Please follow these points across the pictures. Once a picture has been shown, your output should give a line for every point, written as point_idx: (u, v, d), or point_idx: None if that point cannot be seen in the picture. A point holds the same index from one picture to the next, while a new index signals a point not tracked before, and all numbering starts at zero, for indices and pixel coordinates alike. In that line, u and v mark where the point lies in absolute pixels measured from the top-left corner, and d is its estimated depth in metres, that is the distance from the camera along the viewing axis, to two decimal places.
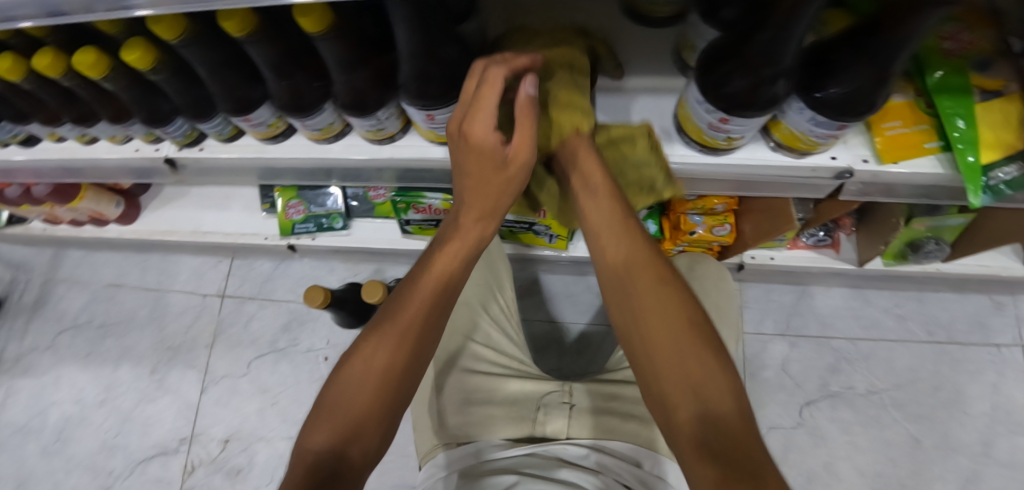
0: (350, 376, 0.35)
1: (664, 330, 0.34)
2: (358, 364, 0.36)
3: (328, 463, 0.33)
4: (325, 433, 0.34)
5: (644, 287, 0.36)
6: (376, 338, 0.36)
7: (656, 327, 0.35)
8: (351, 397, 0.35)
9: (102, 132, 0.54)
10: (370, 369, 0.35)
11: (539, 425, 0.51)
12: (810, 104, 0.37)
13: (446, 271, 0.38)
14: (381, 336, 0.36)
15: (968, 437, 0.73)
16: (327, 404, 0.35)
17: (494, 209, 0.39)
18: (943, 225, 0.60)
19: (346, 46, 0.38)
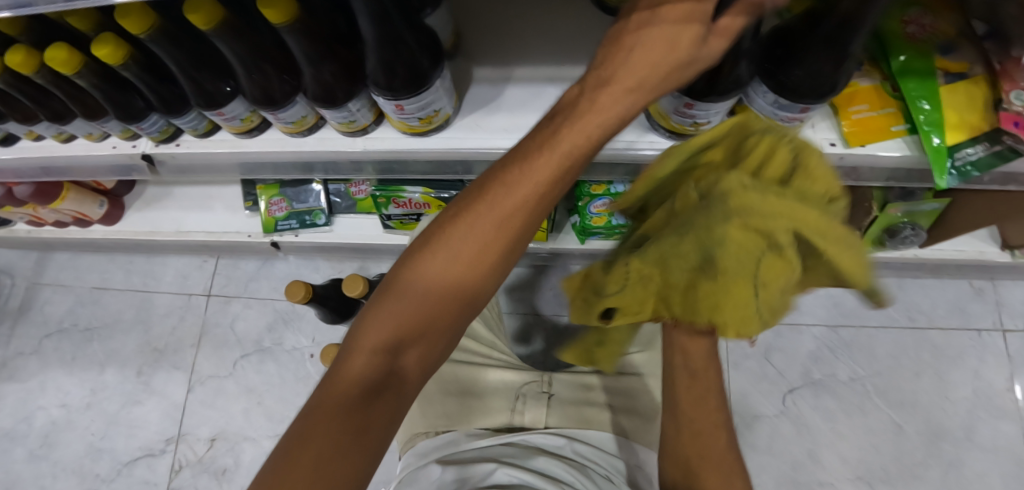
0: (420, 275, 0.27)
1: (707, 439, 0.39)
2: (433, 262, 0.27)
3: (380, 376, 0.26)
4: (371, 347, 0.27)
5: (702, 386, 0.40)
6: (461, 226, 0.27)
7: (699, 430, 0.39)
8: (417, 304, 0.27)
9: (79, 130, 0.55)
10: (441, 277, 0.27)
11: (518, 414, 0.51)
12: (772, 87, 0.37)
13: (564, 161, 0.25)
14: (470, 225, 0.26)
15: (951, 423, 0.74)
16: (384, 306, 0.27)
17: (657, 81, 0.23)
18: (918, 211, 0.60)
19: (312, 38, 0.39)
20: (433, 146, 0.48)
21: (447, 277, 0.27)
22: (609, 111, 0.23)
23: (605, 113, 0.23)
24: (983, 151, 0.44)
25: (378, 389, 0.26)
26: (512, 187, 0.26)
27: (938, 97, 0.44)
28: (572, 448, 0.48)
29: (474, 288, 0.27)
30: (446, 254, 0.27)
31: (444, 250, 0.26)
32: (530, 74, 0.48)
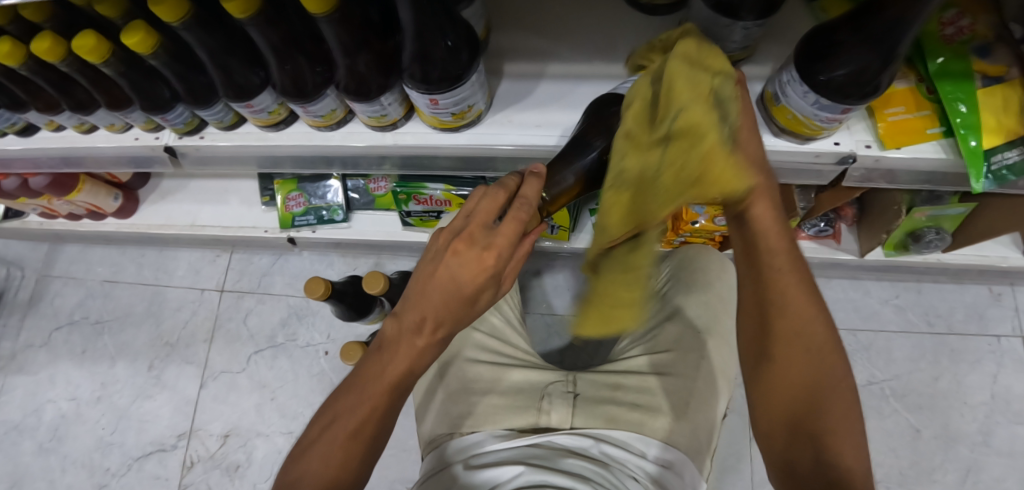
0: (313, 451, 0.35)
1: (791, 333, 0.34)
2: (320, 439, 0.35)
3: None
4: None
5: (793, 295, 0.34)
6: (339, 412, 0.35)
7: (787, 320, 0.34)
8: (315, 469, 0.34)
9: (101, 120, 0.54)
10: (325, 463, 0.34)
11: (544, 415, 0.50)
12: (815, 87, 0.37)
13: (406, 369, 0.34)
14: (344, 408, 0.35)
15: (969, 427, 0.73)
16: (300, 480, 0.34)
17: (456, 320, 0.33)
18: (943, 215, 0.60)
19: (348, 30, 0.38)
20: (466, 142, 0.47)
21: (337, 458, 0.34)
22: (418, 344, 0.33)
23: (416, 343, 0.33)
24: (1019, 156, 0.44)
25: None
26: (359, 403, 0.34)
27: (975, 99, 0.43)
28: (600, 448, 0.47)
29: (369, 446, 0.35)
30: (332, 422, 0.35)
31: (331, 436, 0.35)
32: (562, 69, 0.48)
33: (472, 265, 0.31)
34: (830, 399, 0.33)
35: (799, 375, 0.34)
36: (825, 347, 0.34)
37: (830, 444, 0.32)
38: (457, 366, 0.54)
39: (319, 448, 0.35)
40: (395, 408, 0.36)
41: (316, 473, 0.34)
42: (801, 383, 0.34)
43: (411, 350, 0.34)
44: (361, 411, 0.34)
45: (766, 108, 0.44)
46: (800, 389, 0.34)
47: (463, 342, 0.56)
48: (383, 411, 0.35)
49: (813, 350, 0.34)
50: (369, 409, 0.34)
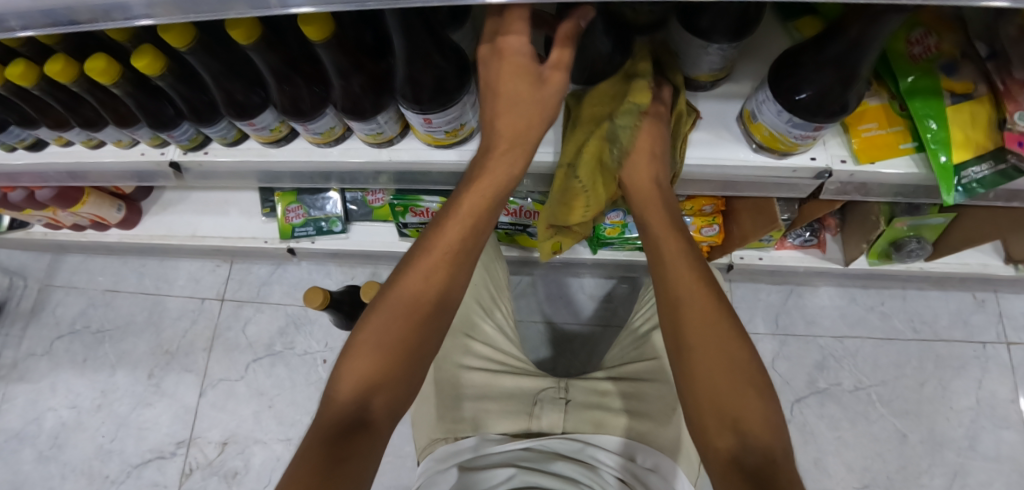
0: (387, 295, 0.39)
1: (712, 354, 0.36)
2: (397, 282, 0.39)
3: (355, 410, 0.35)
4: (354, 383, 0.36)
5: (712, 318, 0.38)
6: (414, 256, 0.40)
7: (704, 343, 0.37)
8: (388, 323, 0.38)
9: (108, 136, 0.56)
10: (403, 300, 0.38)
11: (535, 419, 0.51)
12: (786, 106, 0.39)
13: (483, 195, 0.41)
14: (419, 249, 0.40)
15: (954, 432, 0.75)
16: (352, 348, 0.38)
17: (522, 143, 0.40)
18: (923, 224, 0.62)
19: (344, 53, 0.41)
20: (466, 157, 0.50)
21: (411, 290, 0.39)
22: (506, 161, 0.40)
23: (502, 165, 0.40)
24: (987, 169, 0.46)
25: (357, 424, 0.34)
26: (422, 270, 0.39)
27: (944, 116, 0.45)
28: (588, 453, 0.48)
29: (423, 329, 0.38)
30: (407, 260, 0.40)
31: (408, 273, 0.39)
32: None
33: (512, 73, 0.38)
34: (758, 422, 0.33)
35: (740, 396, 0.34)
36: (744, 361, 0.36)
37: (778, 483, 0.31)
38: (449, 371, 0.54)
39: (371, 325, 0.38)
40: (467, 251, 0.41)
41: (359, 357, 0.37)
42: (760, 422, 0.33)
43: (496, 176, 0.40)
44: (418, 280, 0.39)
45: (744, 125, 0.46)
46: (723, 400, 0.35)
47: (455, 348, 0.56)
48: (446, 274, 0.40)
49: (732, 369, 0.35)
50: (445, 250, 0.40)
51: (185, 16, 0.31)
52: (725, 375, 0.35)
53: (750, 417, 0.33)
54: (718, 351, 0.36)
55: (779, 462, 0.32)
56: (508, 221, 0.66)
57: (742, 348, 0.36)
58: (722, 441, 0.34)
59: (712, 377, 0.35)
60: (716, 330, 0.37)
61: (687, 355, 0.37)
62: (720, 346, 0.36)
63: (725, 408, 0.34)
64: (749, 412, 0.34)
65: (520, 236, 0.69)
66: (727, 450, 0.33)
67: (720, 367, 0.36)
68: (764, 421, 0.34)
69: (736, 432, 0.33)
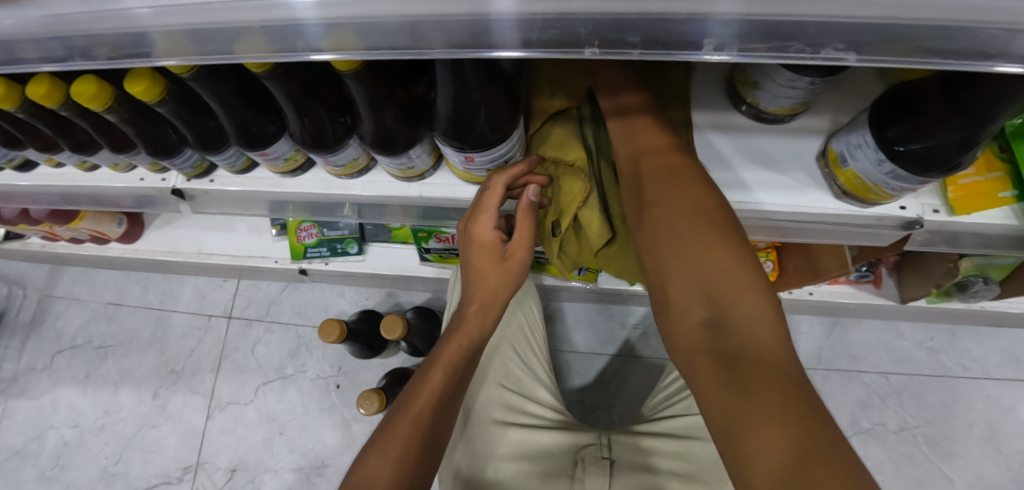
0: (370, 446, 0.41)
1: (682, 215, 0.35)
2: (381, 434, 0.41)
3: None
4: None
5: (686, 188, 0.35)
6: (397, 414, 0.42)
7: (672, 206, 0.35)
8: (377, 468, 0.38)
9: (104, 160, 0.50)
10: (388, 448, 0.39)
11: (578, 483, 0.47)
12: (890, 157, 0.34)
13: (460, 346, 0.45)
14: (400, 404, 0.43)
15: (1003, 477, 0.71)
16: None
17: (493, 302, 0.46)
18: (991, 263, 0.57)
19: (376, 84, 0.35)
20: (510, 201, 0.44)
21: (400, 435, 0.40)
22: (478, 321, 0.46)
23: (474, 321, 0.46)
24: None
25: None
26: (404, 419, 0.41)
27: None
28: None
29: (417, 467, 0.40)
30: (392, 416, 0.42)
31: (392, 426, 0.41)
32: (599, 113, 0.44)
33: (481, 256, 0.44)
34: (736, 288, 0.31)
35: (720, 267, 0.32)
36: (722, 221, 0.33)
37: (755, 349, 0.29)
38: (482, 427, 0.51)
39: (361, 472, 0.39)
40: (449, 399, 0.44)
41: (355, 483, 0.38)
42: (747, 292, 0.31)
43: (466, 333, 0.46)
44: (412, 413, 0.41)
45: (827, 166, 0.41)
46: (695, 265, 0.33)
47: (489, 400, 0.52)
48: (429, 420, 0.42)
49: (708, 244, 0.33)
50: (425, 399, 0.42)
51: (189, 58, 0.28)
52: (697, 241, 0.33)
53: (727, 282, 0.32)
54: (687, 228, 0.34)
55: (762, 339, 0.29)
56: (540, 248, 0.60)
57: (718, 212, 0.34)
58: (694, 316, 0.32)
59: (683, 241, 0.34)
60: (688, 190, 0.35)
61: (658, 239, 0.35)
62: (691, 207, 0.35)
63: (700, 277, 0.33)
64: (732, 279, 0.32)
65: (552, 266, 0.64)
66: (701, 326, 0.32)
67: (692, 241, 0.34)
68: (753, 293, 0.31)
69: (715, 306, 0.32)
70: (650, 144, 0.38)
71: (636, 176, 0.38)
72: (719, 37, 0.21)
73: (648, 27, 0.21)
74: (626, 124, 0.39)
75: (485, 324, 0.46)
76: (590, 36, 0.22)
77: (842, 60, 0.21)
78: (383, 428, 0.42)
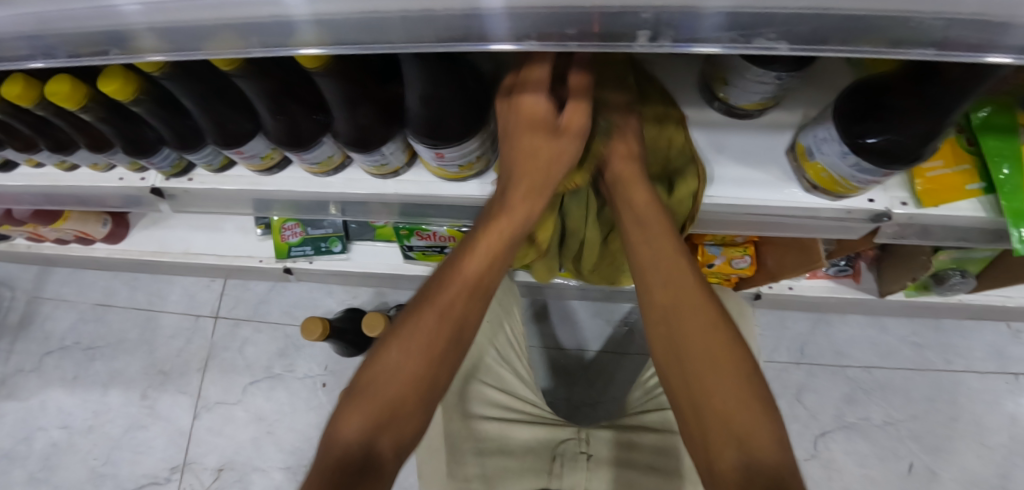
0: (385, 344, 0.34)
1: (700, 345, 0.34)
2: (396, 330, 0.34)
3: (359, 457, 0.31)
4: (357, 424, 0.31)
5: (699, 312, 0.35)
6: (413, 310, 0.35)
7: (691, 333, 0.34)
8: (387, 376, 0.33)
9: (84, 160, 0.51)
10: (402, 352, 0.33)
11: (556, 478, 0.48)
12: (854, 150, 0.34)
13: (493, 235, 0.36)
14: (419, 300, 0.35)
15: (987, 470, 0.71)
16: (351, 394, 0.33)
17: (543, 184, 0.36)
18: (968, 257, 0.58)
19: (347, 82, 0.36)
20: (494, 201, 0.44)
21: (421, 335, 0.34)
22: (520, 206, 0.36)
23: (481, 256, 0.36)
24: None
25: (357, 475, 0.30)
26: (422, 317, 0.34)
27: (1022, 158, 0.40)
28: None
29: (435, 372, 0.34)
30: (408, 311, 0.35)
31: (410, 322, 0.34)
32: None
33: (527, 125, 0.34)
34: (758, 425, 0.31)
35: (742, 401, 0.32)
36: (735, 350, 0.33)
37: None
38: (462, 423, 0.50)
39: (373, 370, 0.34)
40: (475, 297, 0.36)
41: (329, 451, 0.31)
42: (768, 431, 0.31)
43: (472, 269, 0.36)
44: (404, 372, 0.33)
45: (797, 160, 0.41)
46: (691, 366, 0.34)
47: (468, 396, 0.52)
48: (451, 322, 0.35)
49: (727, 378, 0.33)
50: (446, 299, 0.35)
51: (159, 53, 0.28)
52: (720, 371, 0.33)
53: (749, 420, 0.31)
54: (708, 357, 0.34)
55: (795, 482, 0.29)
56: None
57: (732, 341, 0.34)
58: (727, 459, 0.31)
59: (705, 372, 0.33)
60: (704, 320, 0.35)
61: (680, 364, 0.35)
62: (711, 337, 0.34)
63: (723, 416, 0.32)
64: (752, 418, 0.31)
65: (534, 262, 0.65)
66: (734, 470, 0.30)
67: (712, 373, 0.33)
68: (773, 436, 0.31)
69: (743, 447, 0.31)
70: (661, 257, 0.37)
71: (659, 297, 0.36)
72: (651, 28, 0.22)
73: (582, 20, 0.22)
74: (620, 176, 0.38)
75: (501, 253, 0.37)
76: (530, 29, 0.23)
77: (776, 50, 0.21)
78: (398, 323, 0.35)
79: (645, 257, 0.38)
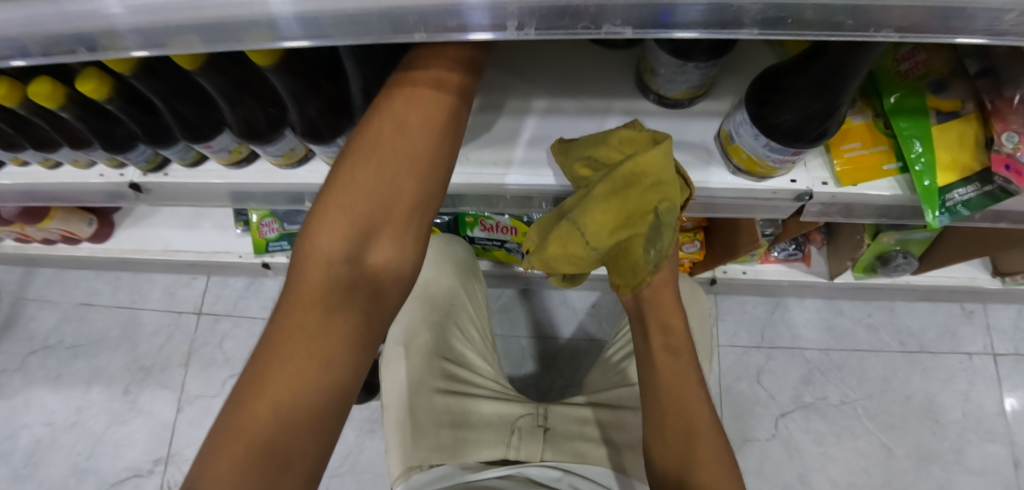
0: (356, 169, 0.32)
1: (705, 452, 0.41)
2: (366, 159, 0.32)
3: (343, 275, 0.33)
4: (332, 242, 0.33)
5: (703, 426, 0.43)
6: (375, 145, 0.32)
7: (698, 443, 0.42)
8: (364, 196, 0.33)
9: (64, 157, 0.53)
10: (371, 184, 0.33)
11: (513, 449, 0.51)
12: (764, 131, 0.37)
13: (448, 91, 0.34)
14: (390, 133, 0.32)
15: (940, 446, 0.74)
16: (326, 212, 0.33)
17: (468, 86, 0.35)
18: (910, 239, 0.60)
19: (297, 80, 0.38)
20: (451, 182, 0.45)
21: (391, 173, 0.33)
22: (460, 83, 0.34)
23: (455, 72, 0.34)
24: (974, 191, 0.44)
25: (344, 293, 0.33)
26: (390, 149, 0.32)
27: (931, 137, 0.43)
28: (567, 481, 0.48)
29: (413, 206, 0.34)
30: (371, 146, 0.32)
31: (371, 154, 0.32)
32: (519, 105, 0.47)
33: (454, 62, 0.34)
34: None
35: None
36: (721, 458, 0.41)
37: None
38: (425, 397, 0.55)
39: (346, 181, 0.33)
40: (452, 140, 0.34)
41: (317, 267, 0.32)
42: None
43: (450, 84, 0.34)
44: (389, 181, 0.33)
45: (722, 146, 0.44)
46: (677, 442, 0.43)
47: (431, 372, 0.56)
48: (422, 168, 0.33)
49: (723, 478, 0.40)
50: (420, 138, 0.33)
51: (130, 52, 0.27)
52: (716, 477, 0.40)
53: None
54: (705, 460, 0.41)
55: None
56: (484, 234, 0.63)
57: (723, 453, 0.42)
58: None
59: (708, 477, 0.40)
60: (708, 434, 0.43)
61: (688, 470, 0.41)
62: (711, 448, 0.42)
63: None
64: None
65: (498, 252, 0.66)
66: None
67: (710, 471, 0.40)
68: None
69: None
70: (676, 372, 0.45)
71: (677, 406, 0.44)
72: (517, 18, 0.23)
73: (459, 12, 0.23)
74: (655, 297, 0.47)
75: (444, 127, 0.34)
76: (415, 23, 0.24)
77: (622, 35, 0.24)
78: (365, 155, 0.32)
79: (670, 371, 0.45)
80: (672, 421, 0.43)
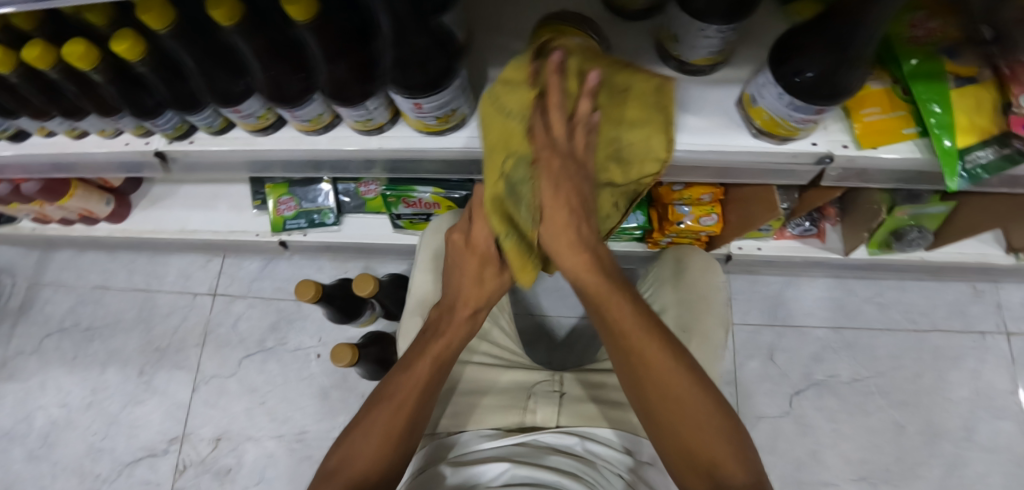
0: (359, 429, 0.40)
1: (657, 375, 0.37)
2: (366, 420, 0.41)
3: None
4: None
5: (650, 346, 0.38)
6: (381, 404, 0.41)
7: (647, 367, 0.38)
8: (363, 445, 0.40)
9: (91, 126, 0.54)
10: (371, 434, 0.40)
11: (530, 413, 0.51)
12: (788, 88, 0.38)
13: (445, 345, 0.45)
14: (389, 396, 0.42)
15: (952, 423, 0.74)
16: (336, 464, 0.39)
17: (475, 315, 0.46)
18: (923, 213, 0.61)
19: (327, 40, 0.39)
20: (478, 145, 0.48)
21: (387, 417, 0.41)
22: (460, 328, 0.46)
23: (424, 371, 0.43)
24: (993, 154, 0.44)
25: None
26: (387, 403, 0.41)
27: (949, 100, 0.44)
28: (584, 446, 0.48)
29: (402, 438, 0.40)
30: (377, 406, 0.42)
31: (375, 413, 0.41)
32: None
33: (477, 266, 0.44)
34: (709, 445, 0.35)
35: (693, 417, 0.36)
36: (683, 377, 0.37)
37: None
38: None
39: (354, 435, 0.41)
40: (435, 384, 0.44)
41: None
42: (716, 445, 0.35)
43: (440, 350, 0.45)
44: (367, 456, 0.39)
45: (743, 110, 0.45)
46: (632, 373, 0.39)
47: None
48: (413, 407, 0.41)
49: (683, 401, 0.36)
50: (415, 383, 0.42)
51: None
52: (673, 403, 0.37)
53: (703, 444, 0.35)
54: (664, 388, 0.37)
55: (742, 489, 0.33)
56: None
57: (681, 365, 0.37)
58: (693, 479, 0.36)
59: (663, 405, 0.37)
60: (660, 352, 0.37)
61: (646, 399, 0.38)
62: (664, 369, 0.37)
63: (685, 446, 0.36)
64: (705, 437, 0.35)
65: None
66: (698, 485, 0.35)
67: (667, 398, 0.37)
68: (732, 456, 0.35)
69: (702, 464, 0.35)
70: (607, 300, 0.39)
71: (618, 337, 0.39)
72: None
73: None
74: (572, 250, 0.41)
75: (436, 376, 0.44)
76: None
77: None
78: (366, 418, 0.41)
79: (601, 300, 0.40)
80: (623, 348, 0.39)
